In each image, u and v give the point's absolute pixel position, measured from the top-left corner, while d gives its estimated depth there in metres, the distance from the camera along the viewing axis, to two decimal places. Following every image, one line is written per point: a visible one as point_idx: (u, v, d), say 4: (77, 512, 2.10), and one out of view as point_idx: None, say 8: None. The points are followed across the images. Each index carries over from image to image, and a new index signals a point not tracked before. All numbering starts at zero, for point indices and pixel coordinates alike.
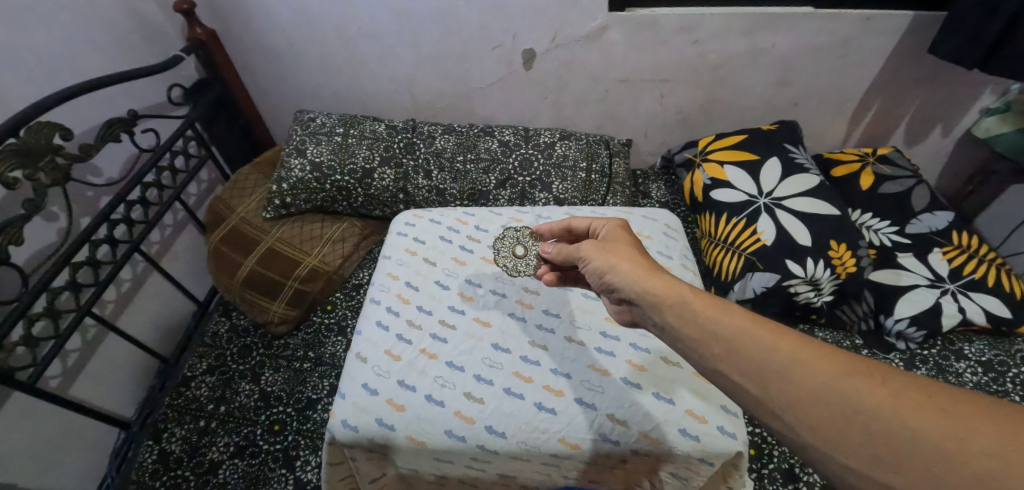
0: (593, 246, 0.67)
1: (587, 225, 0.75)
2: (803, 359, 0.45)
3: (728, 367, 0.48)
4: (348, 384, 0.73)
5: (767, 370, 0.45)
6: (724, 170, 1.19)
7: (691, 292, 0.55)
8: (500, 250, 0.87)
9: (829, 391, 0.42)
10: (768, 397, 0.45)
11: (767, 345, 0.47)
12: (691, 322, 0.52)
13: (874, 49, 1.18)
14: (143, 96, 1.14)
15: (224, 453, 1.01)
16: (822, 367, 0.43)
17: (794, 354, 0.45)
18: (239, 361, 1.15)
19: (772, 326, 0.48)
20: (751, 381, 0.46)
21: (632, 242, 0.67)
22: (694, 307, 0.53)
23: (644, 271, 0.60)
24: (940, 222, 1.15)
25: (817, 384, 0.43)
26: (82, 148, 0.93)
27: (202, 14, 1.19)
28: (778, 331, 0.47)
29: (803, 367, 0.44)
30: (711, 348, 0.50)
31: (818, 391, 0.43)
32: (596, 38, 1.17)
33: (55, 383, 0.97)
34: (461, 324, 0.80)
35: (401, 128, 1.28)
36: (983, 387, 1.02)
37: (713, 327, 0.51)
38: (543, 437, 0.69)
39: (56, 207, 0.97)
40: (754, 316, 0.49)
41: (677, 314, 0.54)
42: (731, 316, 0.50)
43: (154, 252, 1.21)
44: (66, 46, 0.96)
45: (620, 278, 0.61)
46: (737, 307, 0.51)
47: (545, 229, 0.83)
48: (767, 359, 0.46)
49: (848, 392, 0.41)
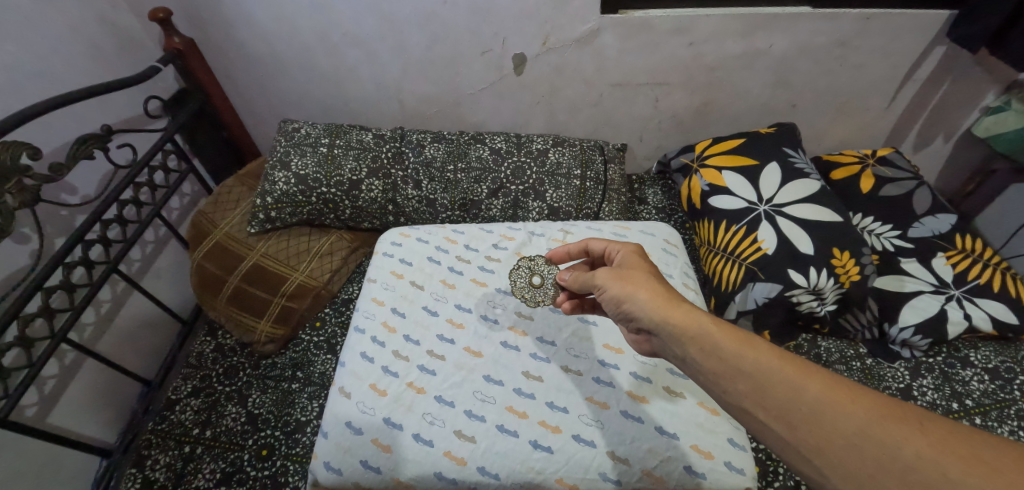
0: (609, 272, 0.64)
1: (602, 249, 0.72)
2: (836, 402, 0.44)
3: (755, 405, 0.48)
4: (331, 422, 0.70)
5: (797, 411, 0.45)
6: (722, 175, 1.16)
7: (712, 324, 0.54)
8: (516, 279, 0.83)
9: (864, 437, 0.42)
10: (796, 439, 0.45)
11: (796, 386, 0.47)
12: (714, 356, 0.52)
13: (872, 49, 1.15)
14: (118, 109, 1.10)
15: (210, 480, 0.96)
16: (856, 412, 0.43)
17: (825, 395, 0.45)
18: (225, 382, 1.10)
19: (802, 364, 0.48)
20: (780, 421, 0.46)
21: (650, 269, 0.64)
22: (718, 341, 0.52)
23: (664, 302, 0.58)
24: (943, 226, 1.13)
25: (852, 428, 0.43)
26: (53, 168, 0.88)
27: (179, 22, 1.15)
28: (810, 371, 0.47)
29: (836, 410, 0.44)
30: (735, 385, 0.49)
31: (852, 436, 0.42)
32: (589, 42, 1.13)
33: (31, 412, 0.92)
34: (450, 355, 0.77)
35: (388, 137, 1.24)
36: (990, 396, 0.99)
37: (739, 363, 0.50)
38: (540, 478, 0.66)
39: (28, 228, 0.92)
40: (783, 354, 0.49)
41: (698, 346, 0.53)
42: (759, 354, 0.50)
43: (135, 270, 1.17)
44: (35, 58, 0.91)
45: (637, 309, 0.59)
46: (765, 343, 0.51)
47: (561, 253, 0.78)
48: (798, 400, 0.46)
49: (884, 439, 0.41)
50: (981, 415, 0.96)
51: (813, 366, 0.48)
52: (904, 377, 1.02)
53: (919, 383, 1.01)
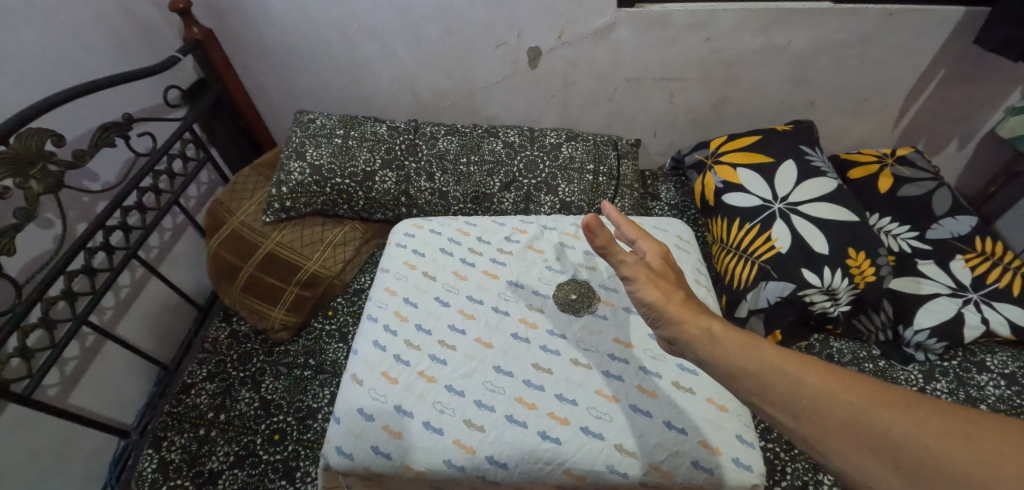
0: (640, 268, 0.61)
1: (623, 242, 0.66)
2: (831, 391, 0.46)
3: (761, 400, 0.49)
4: (343, 407, 0.72)
5: (798, 403, 0.47)
6: (737, 172, 1.15)
7: (720, 329, 0.56)
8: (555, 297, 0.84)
9: (854, 420, 0.44)
10: (800, 429, 0.47)
11: (795, 380, 0.48)
12: (720, 359, 0.53)
13: (894, 46, 1.13)
14: (138, 98, 1.12)
15: (224, 463, 0.98)
16: (851, 399, 0.45)
17: (823, 385, 0.47)
18: (240, 368, 1.12)
19: (799, 358, 0.50)
20: (784, 413, 0.48)
21: (676, 277, 0.63)
22: (722, 344, 0.54)
23: (684, 310, 0.59)
24: (963, 227, 1.11)
25: (849, 416, 0.44)
26: (76, 154, 0.90)
27: (199, 13, 1.16)
28: (806, 363, 0.49)
29: (833, 397, 0.46)
30: (740, 382, 0.51)
31: (847, 421, 0.44)
32: (605, 36, 1.13)
33: (53, 392, 0.95)
34: (461, 345, 0.78)
35: (403, 129, 1.25)
36: (1006, 401, 0.97)
37: (741, 362, 0.52)
38: (548, 468, 0.67)
39: (52, 213, 0.95)
40: (782, 351, 0.51)
41: (706, 349, 0.55)
42: (760, 353, 0.51)
43: (154, 257, 1.20)
44: (59, 47, 0.93)
45: (663, 319, 0.60)
46: (763, 341, 0.53)
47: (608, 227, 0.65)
48: (797, 393, 0.47)
49: (879, 422, 0.43)
50: None
51: (809, 359, 0.49)
52: (918, 380, 1.00)
53: (932, 386, 0.99)
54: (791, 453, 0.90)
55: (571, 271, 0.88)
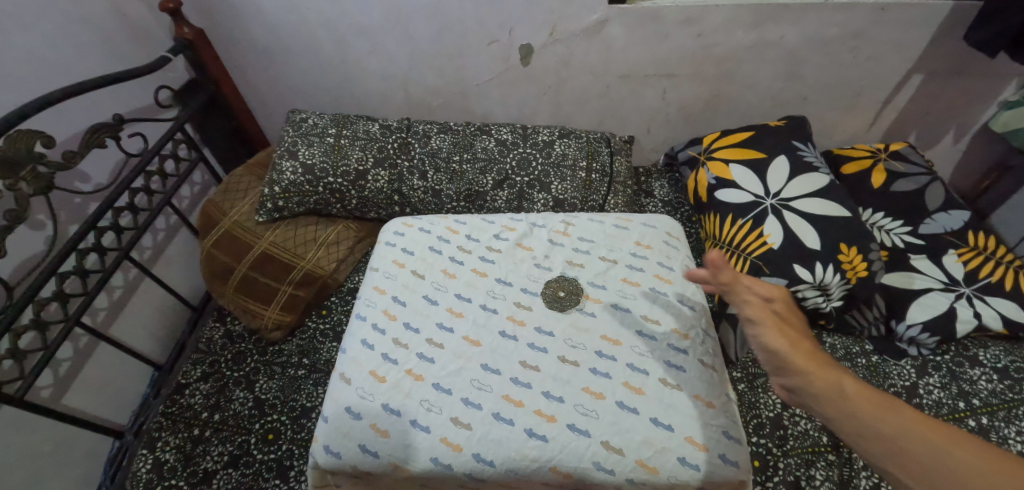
0: (765, 313, 0.66)
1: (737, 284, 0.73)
2: (987, 474, 0.42)
3: (900, 471, 0.47)
4: (331, 407, 0.72)
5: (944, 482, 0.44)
6: (729, 169, 1.15)
7: (853, 386, 0.54)
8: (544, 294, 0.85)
9: None
10: None
11: (940, 454, 0.45)
12: (852, 421, 0.52)
13: (887, 41, 1.12)
14: (129, 99, 1.11)
15: (217, 463, 0.98)
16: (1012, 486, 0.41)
17: (975, 466, 0.43)
18: (233, 368, 1.12)
19: (948, 431, 0.46)
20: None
21: (801, 327, 0.66)
22: (854, 403, 0.52)
23: (813, 361, 0.59)
24: (955, 222, 1.11)
25: None
26: (66, 156, 0.90)
27: (189, 13, 1.16)
28: (955, 438, 0.45)
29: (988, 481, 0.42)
30: (877, 449, 0.49)
31: None
32: (596, 32, 1.12)
33: (47, 393, 0.95)
34: (449, 344, 0.78)
35: (395, 128, 1.25)
36: (998, 396, 0.96)
37: (876, 426, 0.50)
38: (534, 465, 0.67)
39: (43, 215, 0.95)
40: (926, 420, 0.48)
41: (837, 408, 0.53)
42: (900, 420, 0.49)
43: (147, 257, 1.20)
44: (48, 47, 0.93)
45: (787, 366, 0.60)
46: (903, 408, 0.50)
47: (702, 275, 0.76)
48: (942, 469, 0.44)
49: None
50: (988, 415, 0.93)
51: (961, 435, 0.46)
52: (911, 375, 0.99)
53: (925, 382, 0.98)
54: (783, 449, 0.90)
55: (560, 269, 0.88)
